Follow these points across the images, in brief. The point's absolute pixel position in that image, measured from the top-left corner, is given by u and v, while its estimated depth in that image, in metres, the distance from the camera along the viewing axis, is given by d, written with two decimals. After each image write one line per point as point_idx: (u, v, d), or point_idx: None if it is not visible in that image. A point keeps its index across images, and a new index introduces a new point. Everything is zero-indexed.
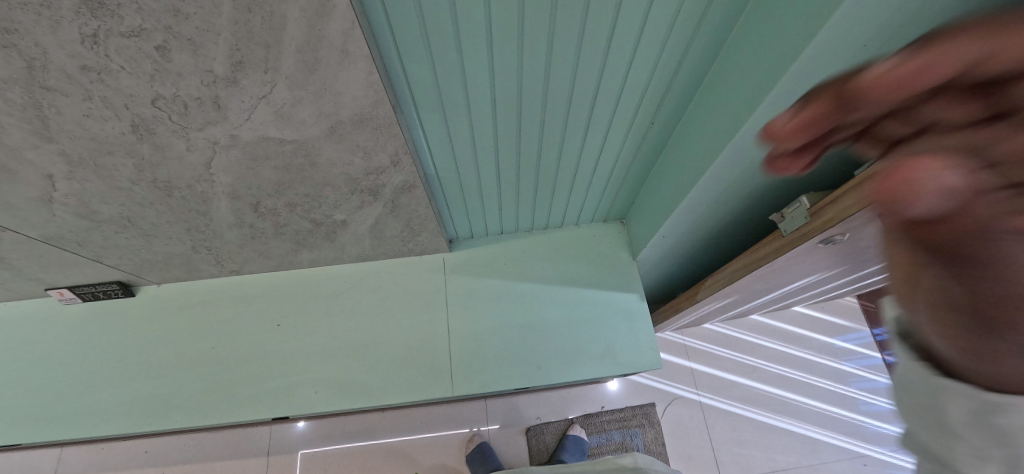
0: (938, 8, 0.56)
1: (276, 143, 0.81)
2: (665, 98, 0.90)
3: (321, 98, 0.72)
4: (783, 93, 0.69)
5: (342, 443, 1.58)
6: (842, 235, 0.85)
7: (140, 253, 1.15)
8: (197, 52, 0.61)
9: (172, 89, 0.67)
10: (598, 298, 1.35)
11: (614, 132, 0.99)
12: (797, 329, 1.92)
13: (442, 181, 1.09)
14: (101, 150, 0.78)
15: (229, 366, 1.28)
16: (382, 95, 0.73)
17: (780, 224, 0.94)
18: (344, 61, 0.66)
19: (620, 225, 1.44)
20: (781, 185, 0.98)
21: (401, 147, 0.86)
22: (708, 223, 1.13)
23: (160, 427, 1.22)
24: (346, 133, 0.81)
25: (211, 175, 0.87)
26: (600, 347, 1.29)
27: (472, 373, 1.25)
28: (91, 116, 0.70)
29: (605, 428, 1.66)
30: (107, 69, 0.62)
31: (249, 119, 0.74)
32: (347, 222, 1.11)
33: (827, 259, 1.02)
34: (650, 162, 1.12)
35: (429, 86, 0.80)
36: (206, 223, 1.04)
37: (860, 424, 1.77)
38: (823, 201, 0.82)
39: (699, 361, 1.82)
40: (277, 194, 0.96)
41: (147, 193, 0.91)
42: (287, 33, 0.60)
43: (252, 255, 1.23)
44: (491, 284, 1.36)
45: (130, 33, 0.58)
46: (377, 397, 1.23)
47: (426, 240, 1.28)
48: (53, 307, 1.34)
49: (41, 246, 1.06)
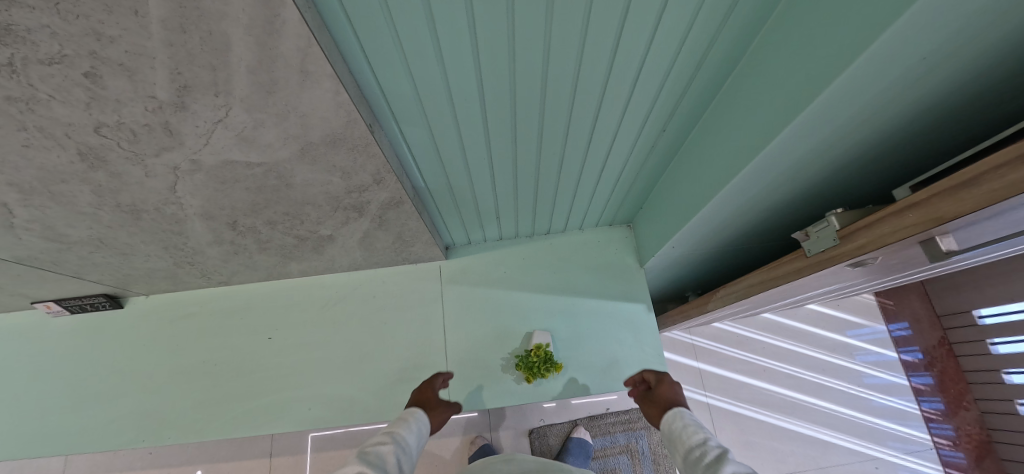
0: (1014, 14, 0.47)
1: (244, 166, 0.73)
2: (680, 104, 0.81)
3: (286, 120, 0.63)
4: (820, 109, 0.60)
5: (345, 447, 1.56)
6: (875, 258, 0.75)
7: (121, 268, 1.09)
8: (134, 78, 0.53)
9: (115, 117, 0.59)
10: (601, 308, 1.28)
11: (621, 139, 0.90)
12: (809, 328, 1.84)
13: (433, 192, 1.02)
14: (53, 178, 0.71)
15: (221, 380, 1.25)
16: (355, 116, 0.65)
17: (804, 244, 0.83)
18: (305, 82, 0.57)
19: (627, 229, 1.35)
20: (805, 198, 0.88)
21: (383, 166, 0.78)
22: (722, 233, 1.04)
23: (154, 444, 1.20)
24: (320, 154, 0.72)
25: (178, 198, 0.80)
26: (604, 360, 1.24)
27: (472, 388, 1.21)
28: (32, 146, 0.63)
29: (610, 431, 1.63)
30: (35, 99, 0.55)
31: (208, 143, 0.66)
32: (334, 236, 1.04)
33: (853, 277, 0.93)
34: (660, 168, 1.04)
35: (411, 100, 0.72)
36: (183, 242, 0.98)
37: (872, 425, 1.73)
38: (856, 223, 0.72)
39: (707, 361, 1.76)
40: (254, 213, 0.89)
41: (113, 216, 0.84)
42: (234, 53, 0.52)
43: (239, 268, 1.17)
44: (490, 294, 1.29)
45: (50, 60, 0.50)
46: (372, 416, 1.19)
47: (420, 250, 1.21)
48: (42, 320, 1.31)
49: (16, 266, 1.01)
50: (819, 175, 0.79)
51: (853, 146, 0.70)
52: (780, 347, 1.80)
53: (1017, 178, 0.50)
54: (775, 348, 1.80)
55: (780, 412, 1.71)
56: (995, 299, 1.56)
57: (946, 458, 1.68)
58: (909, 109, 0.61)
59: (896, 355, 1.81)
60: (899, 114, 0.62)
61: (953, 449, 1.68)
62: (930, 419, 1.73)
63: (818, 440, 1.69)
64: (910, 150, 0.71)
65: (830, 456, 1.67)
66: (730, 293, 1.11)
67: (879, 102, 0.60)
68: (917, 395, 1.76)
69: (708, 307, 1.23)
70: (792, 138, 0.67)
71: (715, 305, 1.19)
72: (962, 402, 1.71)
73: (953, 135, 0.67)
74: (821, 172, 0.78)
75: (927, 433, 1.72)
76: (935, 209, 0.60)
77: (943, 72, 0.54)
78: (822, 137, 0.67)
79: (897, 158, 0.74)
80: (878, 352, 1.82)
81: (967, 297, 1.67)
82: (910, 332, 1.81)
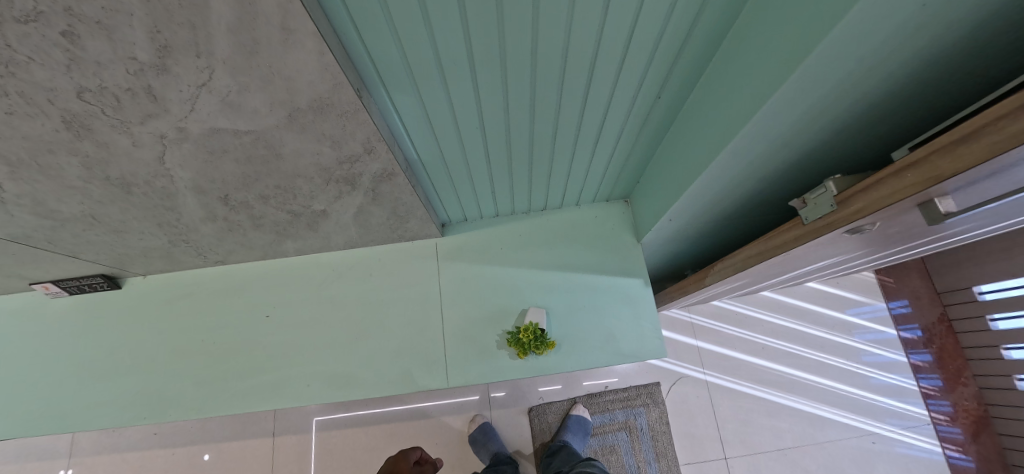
0: None
1: (231, 135, 0.72)
2: (675, 68, 0.79)
3: (271, 84, 0.62)
4: (817, 64, 0.59)
5: (346, 426, 1.57)
6: (873, 224, 0.74)
7: (115, 247, 1.09)
8: (113, 37, 0.52)
9: (97, 81, 0.58)
10: (598, 284, 1.28)
11: (615, 109, 0.88)
12: (808, 305, 1.83)
13: (427, 165, 1.00)
14: (40, 149, 0.70)
15: (220, 358, 1.26)
16: (341, 79, 0.63)
17: (802, 211, 0.82)
18: (289, 41, 0.56)
19: (624, 204, 1.34)
20: (803, 165, 0.87)
21: (373, 134, 0.77)
22: (720, 204, 1.03)
23: (155, 421, 1.21)
24: (308, 122, 0.71)
25: (168, 171, 0.80)
26: (601, 335, 1.24)
27: (468, 364, 1.22)
28: (16, 114, 0.62)
29: (609, 408, 1.64)
30: (14, 61, 0.54)
31: (193, 110, 0.65)
32: (328, 212, 1.03)
33: (852, 247, 0.92)
34: (657, 139, 1.02)
35: (399, 65, 0.70)
36: (176, 218, 0.98)
37: (870, 400, 1.73)
38: (854, 187, 0.71)
39: (706, 339, 1.76)
40: (245, 187, 0.88)
41: (104, 190, 0.83)
42: (212, 10, 0.51)
43: (234, 246, 1.17)
44: (486, 270, 1.29)
45: (26, 18, 0.49)
46: (371, 391, 1.20)
47: (415, 227, 1.21)
48: (41, 301, 1.31)
49: (10, 245, 1.01)
50: (817, 139, 0.77)
51: (851, 107, 0.68)
52: (779, 325, 1.80)
53: (1019, 129, 0.49)
54: (774, 326, 1.80)
55: (778, 388, 1.72)
56: (995, 274, 1.55)
57: (943, 433, 1.69)
58: (909, 65, 0.59)
59: (896, 333, 1.80)
60: (898, 72, 0.61)
61: (950, 425, 1.69)
62: (928, 395, 1.73)
63: (815, 416, 1.70)
64: (909, 110, 0.70)
65: (828, 431, 1.68)
66: (728, 266, 1.11)
67: (876, 59, 0.58)
68: (915, 372, 1.76)
69: (706, 281, 1.22)
70: (787, 99, 0.65)
71: (712, 279, 1.19)
72: (961, 379, 1.71)
73: (952, 93, 0.66)
74: (818, 136, 0.76)
75: (925, 409, 1.72)
76: (934, 167, 0.58)
77: (941, 24, 0.53)
78: (819, 96, 0.65)
79: (896, 119, 0.72)
80: (877, 330, 1.81)
81: (967, 274, 1.65)
82: (910, 309, 1.80)
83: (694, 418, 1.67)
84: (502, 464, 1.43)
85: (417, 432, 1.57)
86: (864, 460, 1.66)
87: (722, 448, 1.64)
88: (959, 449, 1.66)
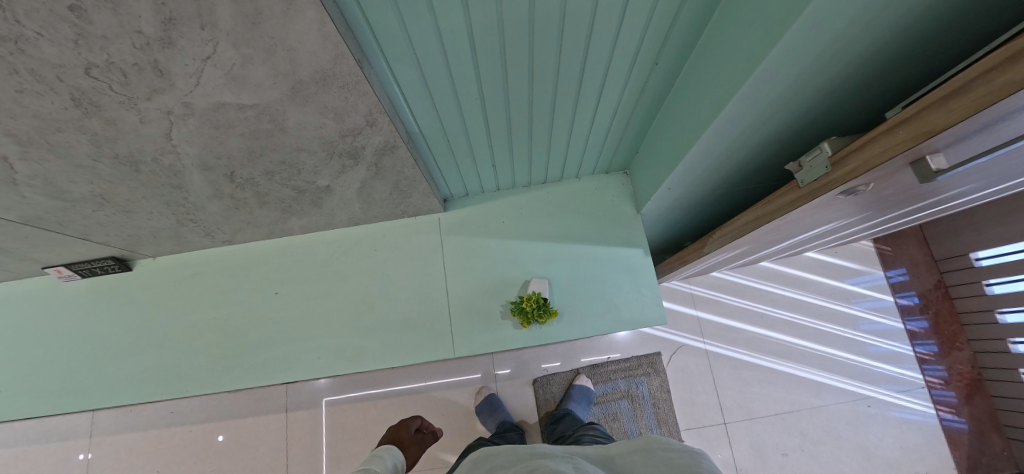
0: None
1: (236, 109, 0.74)
2: (672, 32, 0.78)
3: (274, 55, 0.64)
4: (813, 21, 0.59)
5: (356, 400, 1.62)
6: (867, 185, 0.74)
7: (125, 228, 1.11)
8: (118, 10, 0.54)
9: (104, 56, 0.59)
10: (599, 255, 1.30)
11: (613, 77, 0.88)
12: (808, 275, 1.84)
13: (427, 138, 1.01)
14: (50, 127, 0.71)
15: (233, 334, 1.29)
16: (343, 49, 0.65)
17: (798, 175, 0.83)
18: (290, 11, 0.58)
19: (623, 175, 1.35)
20: (797, 128, 0.88)
21: (374, 105, 0.78)
22: (718, 171, 1.04)
23: (173, 395, 1.26)
24: (311, 94, 0.73)
25: (175, 147, 0.81)
26: (602, 304, 1.27)
27: (473, 334, 1.25)
28: (25, 92, 0.63)
29: (611, 378, 1.68)
30: (23, 37, 0.55)
31: (199, 84, 0.67)
32: (332, 187, 1.05)
33: (845, 211, 0.93)
34: (654, 107, 1.01)
35: (398, 34, 0.70)
36: (184, 196, 0.99)
37: (866, 365, 1.77)
38: (848, 147, 0.71)
39: (706, 309, 1.80)
40: (251, 163, 0.90)
41: (113, 169, 0.85)
42: None
43: (241, 224, 1.20)
44: (489, 243, 1.32)
45: None
46: (379, 362, 1.24)
47: (418, 201, 1.23)
48: (54, 285, 1.34)
49: (22, 228, 1.02)
50: (810, 102, 0.78)
51: (842, 68, 0.69)
52: (778, 294, 1.82)
53: (1007, 80, 0.48)
54: (773, 295, 1.82)
55: (776, 356, 1.76)
56: (991, 240, 1.57)
57: (937, 397, 1.73)
58: (900, 23, 0.60)
59: (895, 301, 1.82)
60: (887, 32, 0.62)
61: (945, 388, 1.73)
62: (925, 361, 1.76)
63: (812, 381, 1.75)
64: (899, 70, 0.71)
65: (824, 395, 1.73)
66: (727, 234, 1.12)
67: (868, 18, 0.59)
68: (912, 339, 1.78)
69: (705, 249, 1.25)
70: (779, 62, 0.67)
71: (711, 247, 1.21)
72: (956, 343, 1.75)
73: (942, 50, 0.66)
74: (810, 100, 0.78)
75: (919, 374, 1.76)
76: (925, 123, 0.58)
77: None
78: (812, 57, 0.66)
79: (889, 77, 0.73)
80: (875, 298, 1.83)
81: (965, 239, 1.67)
82: (908, 277, 1.82)
83: (694, 385, 1.72)
84: (509, 432, 1.45)
85: (427, 404, 1.62)
86: (858, 423, 1.71)
87: (722, 413, 1.69)
88: (952, 411, 1.71)
